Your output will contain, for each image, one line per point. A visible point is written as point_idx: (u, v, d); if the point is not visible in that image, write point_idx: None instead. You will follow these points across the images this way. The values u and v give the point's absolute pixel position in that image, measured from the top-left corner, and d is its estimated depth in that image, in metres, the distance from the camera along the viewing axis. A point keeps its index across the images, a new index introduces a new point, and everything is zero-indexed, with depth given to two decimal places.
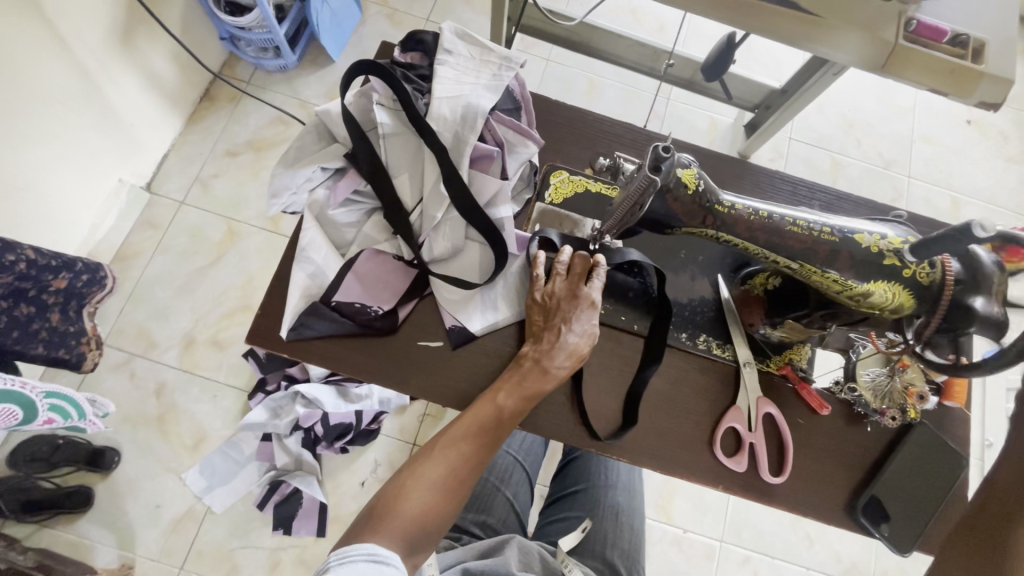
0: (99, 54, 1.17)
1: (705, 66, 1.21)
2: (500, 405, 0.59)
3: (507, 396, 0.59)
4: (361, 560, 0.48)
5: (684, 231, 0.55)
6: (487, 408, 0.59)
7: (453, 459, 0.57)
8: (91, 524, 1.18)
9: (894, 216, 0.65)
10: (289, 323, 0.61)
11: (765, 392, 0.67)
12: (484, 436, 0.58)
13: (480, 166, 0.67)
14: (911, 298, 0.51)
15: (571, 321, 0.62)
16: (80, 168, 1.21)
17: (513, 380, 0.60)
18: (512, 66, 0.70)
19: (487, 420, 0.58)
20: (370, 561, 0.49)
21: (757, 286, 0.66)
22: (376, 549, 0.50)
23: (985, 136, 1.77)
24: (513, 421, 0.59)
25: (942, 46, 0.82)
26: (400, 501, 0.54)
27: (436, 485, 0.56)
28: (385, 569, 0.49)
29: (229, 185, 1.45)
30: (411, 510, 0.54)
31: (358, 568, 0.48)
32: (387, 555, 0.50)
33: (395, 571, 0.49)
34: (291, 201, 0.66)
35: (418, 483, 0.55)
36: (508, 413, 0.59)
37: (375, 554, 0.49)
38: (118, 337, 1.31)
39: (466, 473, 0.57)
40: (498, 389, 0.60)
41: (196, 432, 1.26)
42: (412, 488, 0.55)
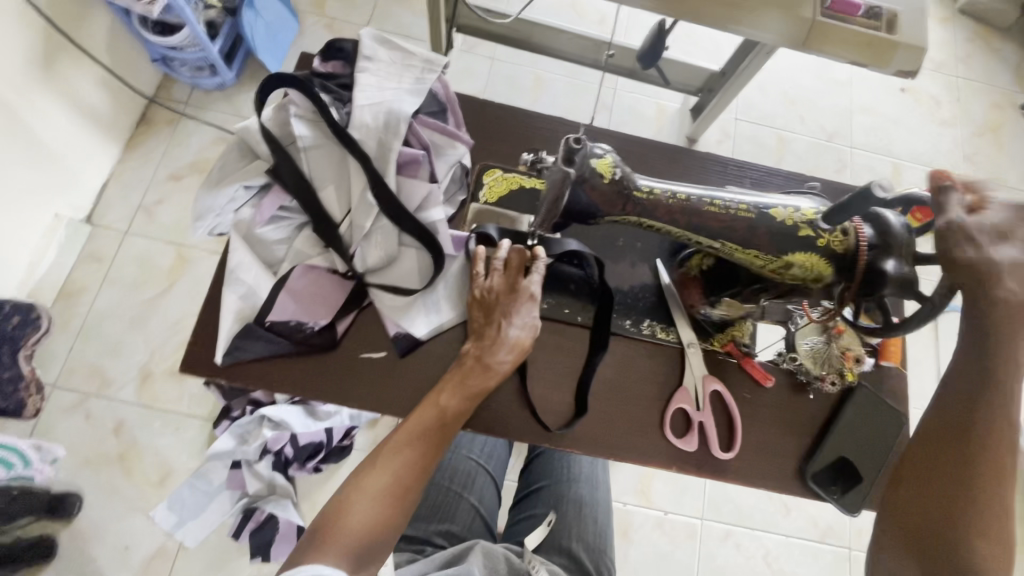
0: (19, 86, 1.12)
1: (642, 52, 1.22)
2: (441, 407, 0.58)
3: (449, 398, 0.59)
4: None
5: (607, 220, 0.55)
6: (429, 412, 0.58)
7: (396, 466, 0.56)
8: (57, 574, 1.14)
9: (814, 187, 0.67)
10: (222, 348, 0.60)
11: (711, 370, 0.68)
12: (427, 439, 0.58)
13: (408, 171, 0.66)
14: (828, 266, 0.52)
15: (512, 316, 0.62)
16: (10, 205, 1.16)
17: (456, 379, 0.60)
18: (435, 68, 0.70)
19: (430, 423, 0.58)
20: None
21: (693, 267, 0.67)
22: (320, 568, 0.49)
23: (919, 102, 1.83)
24: (457, 422, 0.59)
25: (857, 20, 0.84)
26: (344, 515, 0.53)
27: (380, 494, 0.55)
28: None
29: (175, 210, 1.41)
30: (355, 524, 0.53)
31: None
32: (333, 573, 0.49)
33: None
34: (216, 222, 0.65)
35: (361, 495, 0.55)
36: (450, 414, 0.58)
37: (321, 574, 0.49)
38: (68, 378, 1.25)
39: (411, 479, 0.57)
40: (440, 391, 0.59)
41: (160, 468, 1.22)
42: (355, 501, 0.54)
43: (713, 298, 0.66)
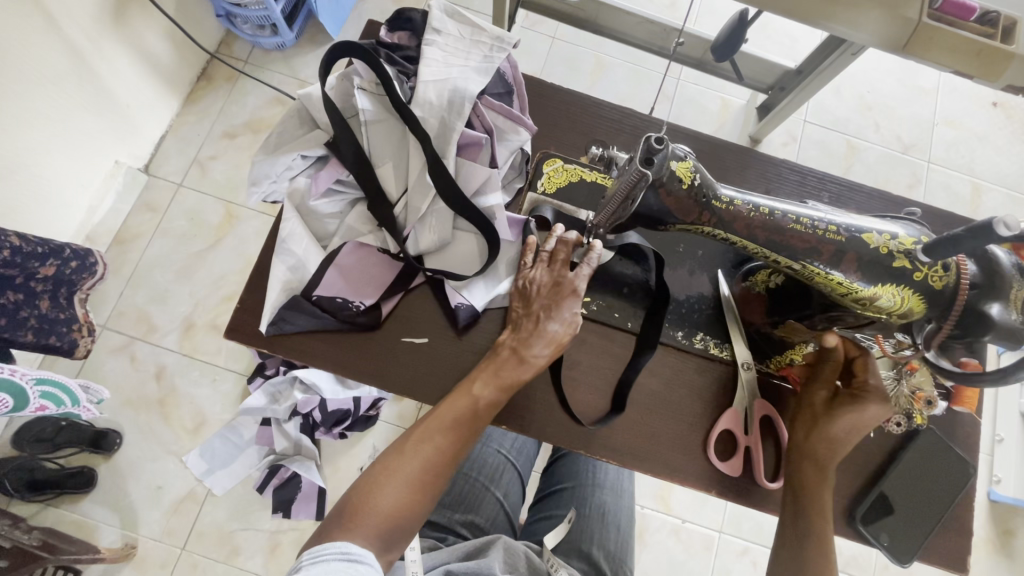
0: (90, 32, 1.13)
1: (716, 43, 1.14)
2: (475, 395, 0.57)
3: (483, 387, 0.57)
4: (334, 558, 0.48)
5: (678, 227, 0.51)
6: (463, 400, 0.57)
7: (427, 454, 0.55)
8: (94, 504, 1.20)
9: (910, 211, 0.61)
10: (267, 318, 0.59)
11: (763, 394, 0.64)
12: (458, 428, 0.56)
13: (469, 154, 0.63)
14: (921, 302, 0.48)
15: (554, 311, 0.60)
16: (76, 150, 1.19)
17: (493, 371, 0.58)
18: (504, 47, 0.66)
19: (463, 412, 0.57)
20: (344, 560, 0.48)
21: (758, 283, 0.63)
22: (347, 548, 0.49)
23: (1011, 118, 1.69)
24: (490, 413, 0.57)
25: (968, 25, 0.77)
26: (372, 497, 0.53)
27: (407, 480, 0.54)
28: (359, 567, 0.48)
29: (227, 167, 1.43)
30: (383, 508, 0.52)
31: (331, 567, 0.47)
32: (361, 554, 0.49)
33: (369, 569, 0.48)
34: (271, 189, 0.64)
35: (390, 479, 0.54)
36: (484, 404, 0.57)
37: (348, 553, 0.48)
38: (117, 320, 1.30)
39: (440, 468, 0.55)
40: (476, 380, 0.58)
41: (195, 416, 1.26)
42: (385, 485, 0.53)
43: (774, 321, 0.62)
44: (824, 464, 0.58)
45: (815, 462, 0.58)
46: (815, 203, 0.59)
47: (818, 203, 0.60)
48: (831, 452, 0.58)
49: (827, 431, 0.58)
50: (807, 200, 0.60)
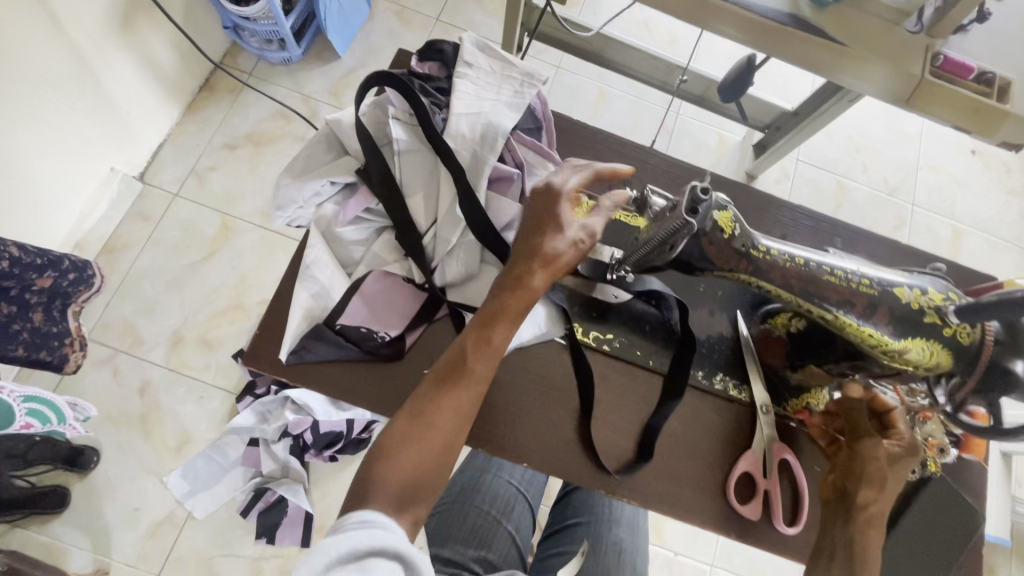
0: (96, 37, 1.11)
1: (722, 85, 1.17)
2: (483, 339, 0.53)
3: (498, 333, 0.53)
4: (354, 527, 0.44)
5: (715, 274, 0.51)
6: (474, 356, 0.53)
7: (439, 419, 0.51)
8: (66, 526, 1.14)
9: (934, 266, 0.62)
10: (289, 346, 0.58)
11: (782, 436, 0.65)
12: (474, 380, 0.53)
13: (499, 188, 0.63)
14: (949, 357, 0.49)
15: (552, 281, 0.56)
16: (72, 155, 1.16)
17: (503, 311, 0.54)
18: (535, 84, 0.68)
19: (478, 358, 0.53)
20: (365, 528, 0.44)
21: (779, 326, 0.65)
22: (371, 518, 0.45)
23: (989, 166, 1.77)
24: (499, 360, 0.54)
25: (968, 83, 0.85)
26: (387, 464, 0.48)
27: (418, 441, 0.50)
28: (380, 532, 0.44)
29: (225, 179, 1.41)
30: (400, 472, 0.48)
31: (352, 536, 0.43)
32: (381, 522, 0.45)
33: (391, 536, 0.45)
34: (296, 214, 0.63)
35: (402, 443, 0.49)
36: (495, 352, 0.53)
37: (369, 522, 0.45)
38: (102, 331, 1.26)
39: (455, 428, 0.51)
40: (488, 332, 0.53)
41: (179, 434, 1.22)
42: (400, 455, 0.49)
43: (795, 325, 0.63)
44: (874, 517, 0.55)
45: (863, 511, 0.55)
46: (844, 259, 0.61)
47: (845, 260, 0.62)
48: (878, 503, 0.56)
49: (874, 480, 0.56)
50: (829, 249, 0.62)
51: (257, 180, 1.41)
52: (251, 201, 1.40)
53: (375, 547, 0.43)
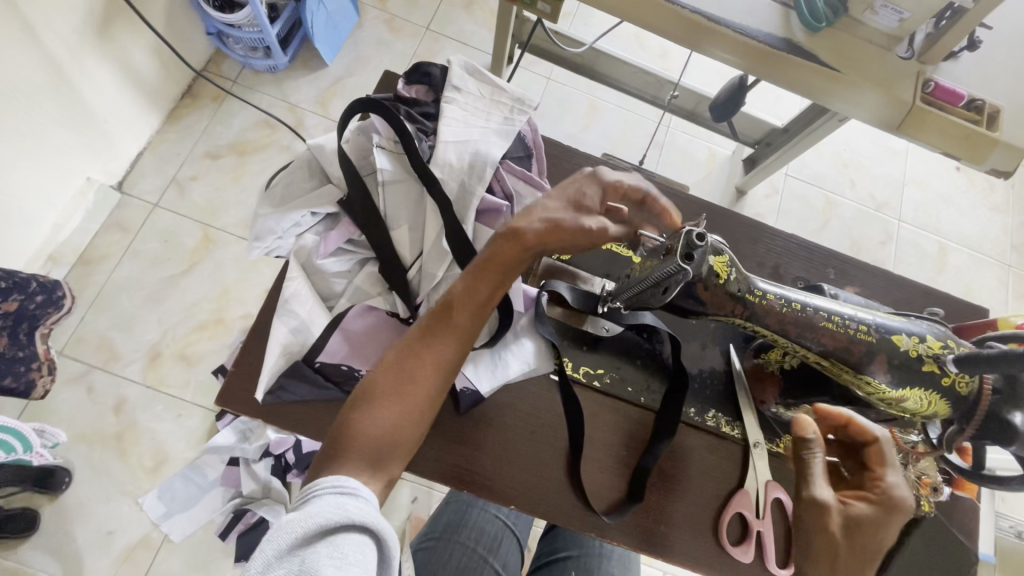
0: (72, 45, 1.08)
1: (714, 103, 1.17)
2: (466, 288, 0.53)
3: (480, 284, 0.53)
4: (326, 494, 0.42)
5: (710, 318, 0.50)
6: (453, 307, 0.52)
7: (420, 373, 0.51)
8: (34, 551, 1.09)
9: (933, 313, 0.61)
10: (265, 386, 0.55)
11: (774, 474, 0.64)
12: (451, 335, 0.52)
13: (487, 220, 0.62)
14: (947, 406, 0.48)
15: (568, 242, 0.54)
16: (46, 166, 1.12)
17: (489, 260, 0.53)
18: (525, 110, 0.66)
19: (456, 316, 0.53)
20: (338, 493, 0.43)
21: (772, 362, 0.63)
22: (343, 481, 0.44)
23: (973, 183, 1.79)
24: (482, 312, 0.54)
25: (958, 110, 0.85)
26: (364, 417, 0.49)
27: (394, 396, 0.50)
28: (355, 500, 0.43)
29: (207, 189, 1.37)
30: (375, 424, 0.49)
31: (324, 501, 0.42)
32: (356, 486, 0.44)
33: (365, 503, 0.43)
34: (275, 245, 0.60)
35: (381, 395, 0.50)
36: (477, 303, 0.53)
37: (343, 486, 0.44)
38: (76, 347, 1.21)
39: (435, 379, 0.51)
40: (470, 283, 0.53)
41: (155, 454, 1.17)
42: (376, 406, 0.49)
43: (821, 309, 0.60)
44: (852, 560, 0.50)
45: (827, 538, 0.50)
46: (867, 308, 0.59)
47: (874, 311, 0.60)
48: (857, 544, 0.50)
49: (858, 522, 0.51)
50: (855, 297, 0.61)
51: (240, 191, 1.37)
52: (234, 212, 1.36)
53: (343, 520, 0.40)
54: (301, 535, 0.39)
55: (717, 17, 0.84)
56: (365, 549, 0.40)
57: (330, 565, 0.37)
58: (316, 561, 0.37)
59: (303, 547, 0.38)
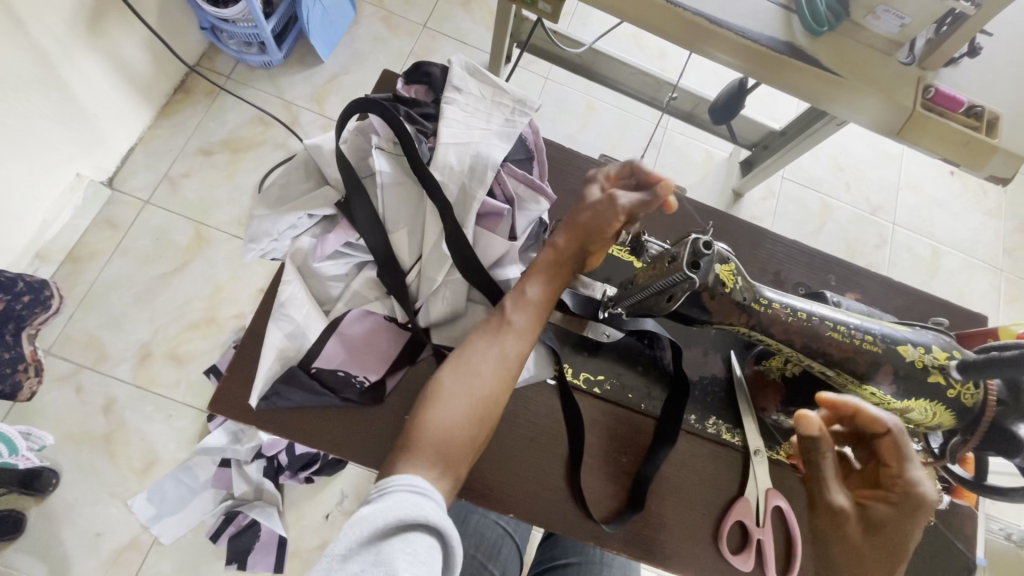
0: (62, 38, 1.05)
1: (714, 105, 1.16)
2: (517, 293, 0.54)
3: (532, 287, 0.54)
4: (403, 489, 0.41)
5: (717, 326, 0.50)
6: (509, 307, 0.53)
7: (483, 372, 0.50)
8: (21, 554, 1.07)
9: (936, 322, 0.61)
10: (259, 392, 0.54)
11: (774, 482, 0.63)
12: (514, 338, 0.51)
13: (488, 224, 0.60)
14: (951, 416, 0.48)
15: (589, 232, 0.55)
16: (34, 162, 1.09)
17: (536, 265, 0.55)
18: (527, 111, 0.65)
19: (521, 317, 0.52)
20: (411, 492, 0.41)
21: (773, 369, 0.63)
22: (415, 481, 0.42)
23: (967, 188, 1.80)
24: (539, 314, 0.53)
25: (957, 116, 0.85)
26: (428, 417, 0.47)
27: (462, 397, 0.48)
28: (428, 501, 0.41)
29: (199, 186, 1.34)
30: (439, 424, 0.46)
31: (398, 499, 0.40)
32: (427, 487, 0.42)
33: (436, 505, 0.41)
34: (271, 247, 0.59)
35: (447, 394, 0.48)
36: (534, 305, 0.53)
37: (415, 486, 0.42)
38: (65, 346, 1.19)
39: (500, 384, 0.50)
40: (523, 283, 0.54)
41: (146, 455, 1.15)
42: (441, 405, 0.47)
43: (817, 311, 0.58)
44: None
45: (845, 548, 0.48)
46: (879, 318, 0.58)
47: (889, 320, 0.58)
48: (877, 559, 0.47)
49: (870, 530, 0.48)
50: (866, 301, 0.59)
51: (233, 188, 1.35)
52: (227, 209, 1.34)
53: (418, 518, 0.39)
54: (375, 529, 0.38)
55: (718, 19, 0.84)
56: (435, 552, 0.38)
57: (404, 562, 0.36)
58: (392, 556, 0.36)
59: (379, 541, 0.37)
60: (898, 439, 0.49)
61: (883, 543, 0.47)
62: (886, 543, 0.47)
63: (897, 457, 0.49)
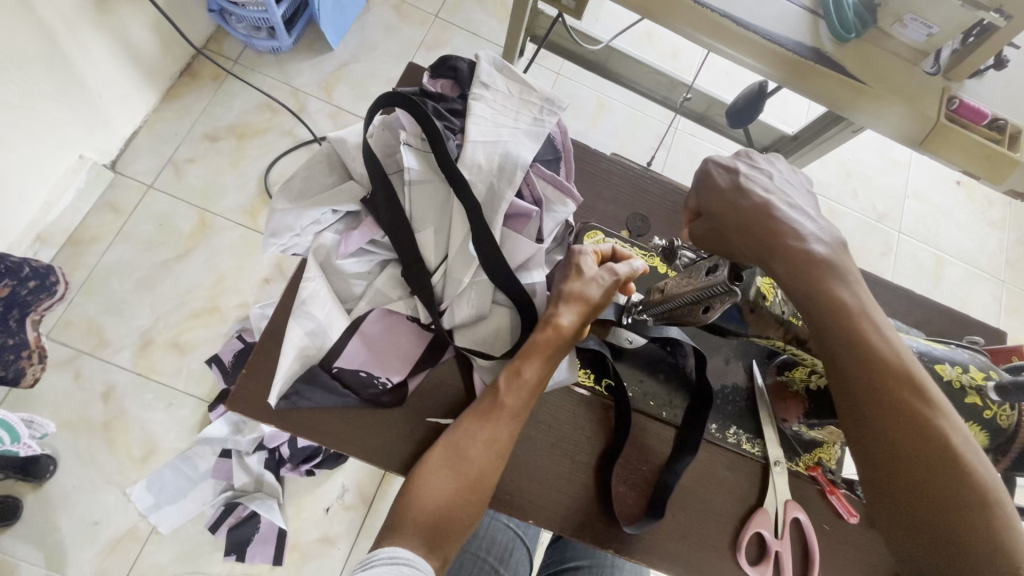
0: (69, 16, 1.03)
1: (732, 109, 1.15)
2: (513, 371, 0.53)
3: (530, 366, 0.53)
4: (384, 561, 0.44)
5: (751, 337, 0.51)
6: (504, 387, 0.52)
7: (474, 452, 0.50)
8: (16, 540, 1.05)
9: (973, 341, 0.60)
10: (279, 391, 0.52)
11: (793, 492, 0.63)
12: (504, 417, 0.52)
13: (515, 225, 0.59)
14: (986, 437, 0.47)
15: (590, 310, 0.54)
16: (37, 142, 1.07)
17: (533, 346, 0.53)
18: (555, 111, 0.63)
19: (517, 395, 0.52)
20: (392, 565, 0.44)
21: (796, 381, 0.62)
22: (397, 551, 0.45)
23: (972, 199, 1.80)
24: (533, 394, 0.53)
25: (980, 128, 0.84)
26: (417, 496, 0.49)
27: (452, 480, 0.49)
28: (407, 570, 0.44)
29: (204, 172, 1.32)
30: (429, 504, 0.48)
31: (378, 572, 0.43)
32: (409, 558, 0.45)
33: (417, 572, 0.44)
34: (292, 242, 0.57)
35: (436, 472, 0.50)
36: (529, 387, 0.53)
37: (397, 557, 0.44)
38: (64, 331, 1.17)
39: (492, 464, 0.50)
40: (518, 365, 0.52)
41: (145, 444, 1.14)
42: (428, 485, 0.49)
43: (699, 208, 0.49)
44: (939, 467, 0.37)
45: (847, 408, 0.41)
46: (791, 189, 0.48)
47: (779, 178, 0.48)
48: (919, 442, 0.38)
49: (865, 413, 0.39)
50: (743, 160, 0.49)
51: (239, 175, 1.33)
52: (232, 196, 1.32)
53: None
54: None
55: (745, 21, 0.82)
56: None
57: None
58: None
59: None
60: (834, 291, 0.42)
61: (867, 372, 0.40)
62: (864, 370, 0.40)
63: (834, 315, 0.41)
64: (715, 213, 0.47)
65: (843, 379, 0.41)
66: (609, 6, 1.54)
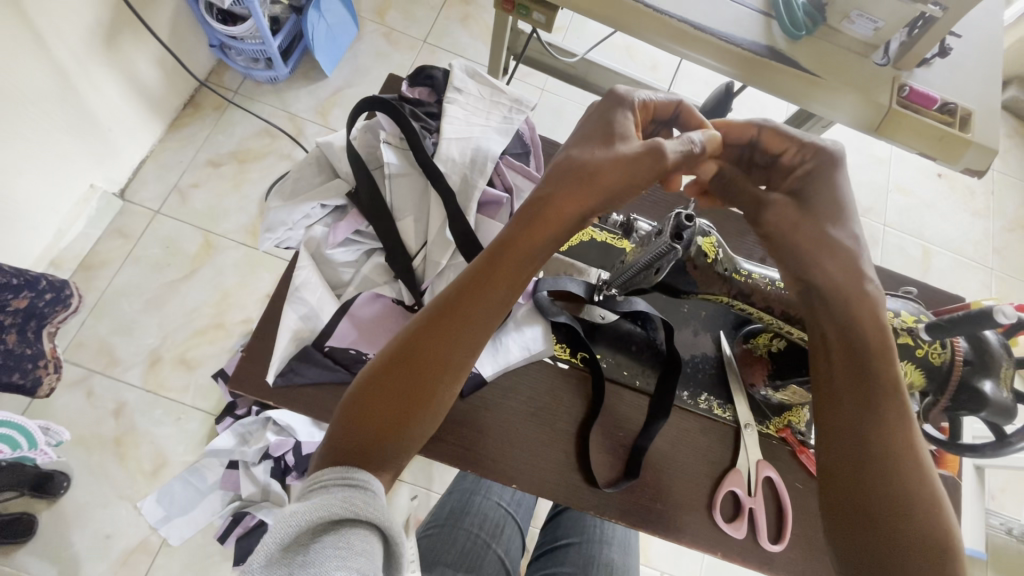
0: (79, 55, 1.11)
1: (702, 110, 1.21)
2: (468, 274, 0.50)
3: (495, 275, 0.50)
4: (335, 487, 0.42)
5: (700, 296, 0.57)
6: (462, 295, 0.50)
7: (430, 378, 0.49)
8: (31, 556, 1.08)
9: (907, 291, 0.66)
10: (277, 369, 0.57)
11: (765, 454, 0.66)
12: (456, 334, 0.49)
13: (488, 211, 0.65)
14: (922, 377, 0.51)
15: (608, 202, 0.48)
16: (53, 173, 1.14)
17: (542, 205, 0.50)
18: (523, 110, 0.70)
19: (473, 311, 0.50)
20: (343, 484, 0.42)
21: (760, 346, 0.66)
22: (349, 473, 0.43)
23: (954, 189, 1.84)
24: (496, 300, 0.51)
25: (931, 113, 0.90)
26: (363, 419, 0.47)
27: (412, 392, 0.48)
28: (354, 490, 0.42)
29: (208, 196, 1.39)
30: (380, 422, 0.47)
31: (329, 493, 0.41)
32: (363, 480, 0.43)
33: (371, 495, 0.42)
34: (285, 236, 0.63)
35: (386, 392, 0.48)
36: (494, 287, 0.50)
37: (349, 478, 0.43)
38: (77, 351, 1.22)
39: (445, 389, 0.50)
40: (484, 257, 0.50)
41: (155, 457, 1.18)
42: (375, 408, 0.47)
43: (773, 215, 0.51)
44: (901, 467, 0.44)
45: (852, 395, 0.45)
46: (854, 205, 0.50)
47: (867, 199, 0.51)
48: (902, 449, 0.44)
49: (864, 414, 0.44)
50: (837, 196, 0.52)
51: (240, 198, 1.40)
52: (234, 218, 1.38)
53: (347, 514, 0.40)
54: (301, 531, 0.39)
55: (702, 25, 0.89)
56: (370, 541, 0.40)
57: (337, 557, 0.38)
58: (323, 553, 0.38)
59: (310, 541, 0.39)
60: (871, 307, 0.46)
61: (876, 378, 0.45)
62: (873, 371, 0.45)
63: (874, 332, 0.46)
64: (810, 198, 0.50)
65: (853, 372, 0.46)
66: (587, 24, 1.63)
